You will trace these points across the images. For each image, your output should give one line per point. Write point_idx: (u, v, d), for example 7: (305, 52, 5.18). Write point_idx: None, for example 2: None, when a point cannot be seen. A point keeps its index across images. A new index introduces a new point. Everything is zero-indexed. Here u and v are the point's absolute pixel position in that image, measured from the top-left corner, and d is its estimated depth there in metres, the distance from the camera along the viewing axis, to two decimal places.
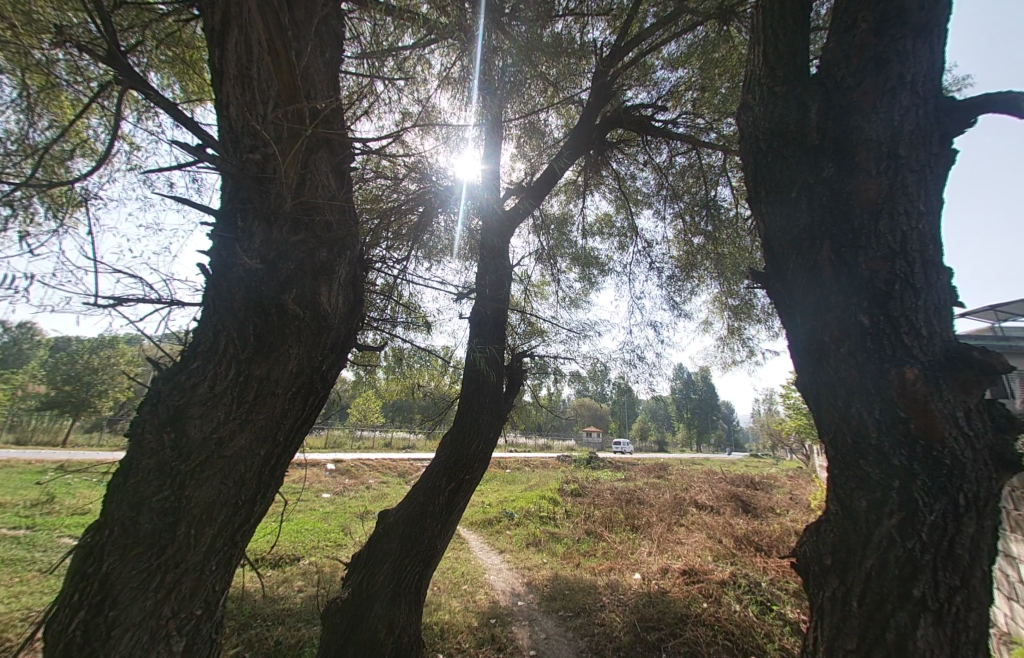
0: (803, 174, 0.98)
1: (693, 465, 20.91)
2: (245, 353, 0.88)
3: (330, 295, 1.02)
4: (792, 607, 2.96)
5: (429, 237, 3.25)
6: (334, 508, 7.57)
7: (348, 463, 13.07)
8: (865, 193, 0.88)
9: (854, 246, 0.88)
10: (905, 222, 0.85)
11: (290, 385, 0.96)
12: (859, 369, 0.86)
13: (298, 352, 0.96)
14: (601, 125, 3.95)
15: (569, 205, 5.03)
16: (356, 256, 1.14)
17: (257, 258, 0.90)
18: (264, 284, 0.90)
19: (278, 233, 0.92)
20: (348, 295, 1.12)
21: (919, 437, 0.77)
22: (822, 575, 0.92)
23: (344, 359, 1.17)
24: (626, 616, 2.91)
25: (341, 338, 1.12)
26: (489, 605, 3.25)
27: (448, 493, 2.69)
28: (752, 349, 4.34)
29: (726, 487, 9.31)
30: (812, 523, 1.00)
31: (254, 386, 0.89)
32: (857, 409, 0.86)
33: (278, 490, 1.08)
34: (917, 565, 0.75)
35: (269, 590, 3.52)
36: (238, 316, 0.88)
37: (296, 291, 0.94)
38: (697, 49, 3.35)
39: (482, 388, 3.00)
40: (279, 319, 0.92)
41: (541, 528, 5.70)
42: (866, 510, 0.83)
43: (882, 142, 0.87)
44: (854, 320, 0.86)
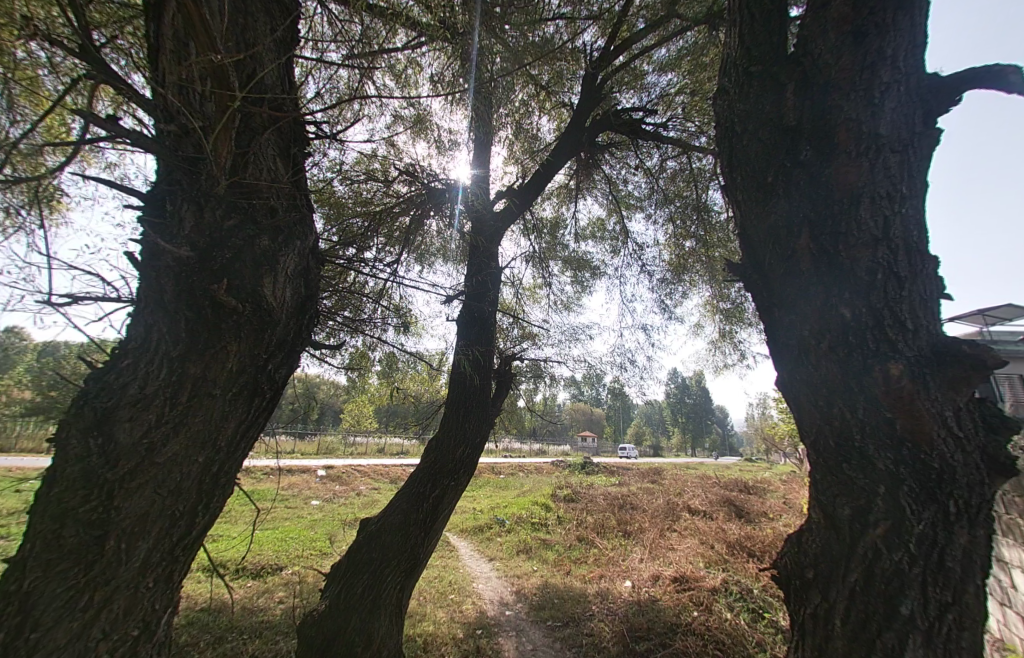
0: (779, 158, 0.94)
1: (689, 468, 20.90)
2: (178, 350, 0.84)
3: (275, 289, 0.98)
4: (784, 614, 2.91)
5: (421, 241, 3.18)
6: (323, 515, 7.41)
7: (340, 469, 12.87)
8: (844, 176, 0.84)
9: (834, 235, 0.84)
10: (888, 206, 0.81)
11: (230, 384, 0.91)
12: (842, 365, 0.81)
13: (239, 349, 0.91)
14: (591, 128, 3.94)
15: (561, 209, 5.00)
16: (306, 251, 1.11)
17: (188, 248, 0.86)
18: (197, 277, 0.86)
19: (211, 219, 0.89)
20: (299, 292, 1.08)
21: (905, 439, 0.73)
22: (804, 589, 0.87)
23: (294, 359, 1.11)
24: (615, 625, 2.84)
25: (291, 335, 1.07)
26: (476, 615, 3.16)
27: (433, 500, 2.60)
28: (744, 353, 4.33)
29: (720, 492, 9.28)
30: (794, 533, 0.94)
31: (188, 385, 0.84)
32: (841, 407, 0.81)
33: (225, 499, 1.01)
34: (905, 580, 0.70)
35: (248, 602, 3.40)
36: (172, 312, 0.85)
37: (237, 286, 0.90)
38: (686, 54, 3.39)
39: (468, 391, 2.95)
40: (216, 314, 0.88)
41: (533, 535, 5.61)
42: (850, 519, 0.78)
43: (862, 122, 0.83)
44: (836, 314, 0.82)
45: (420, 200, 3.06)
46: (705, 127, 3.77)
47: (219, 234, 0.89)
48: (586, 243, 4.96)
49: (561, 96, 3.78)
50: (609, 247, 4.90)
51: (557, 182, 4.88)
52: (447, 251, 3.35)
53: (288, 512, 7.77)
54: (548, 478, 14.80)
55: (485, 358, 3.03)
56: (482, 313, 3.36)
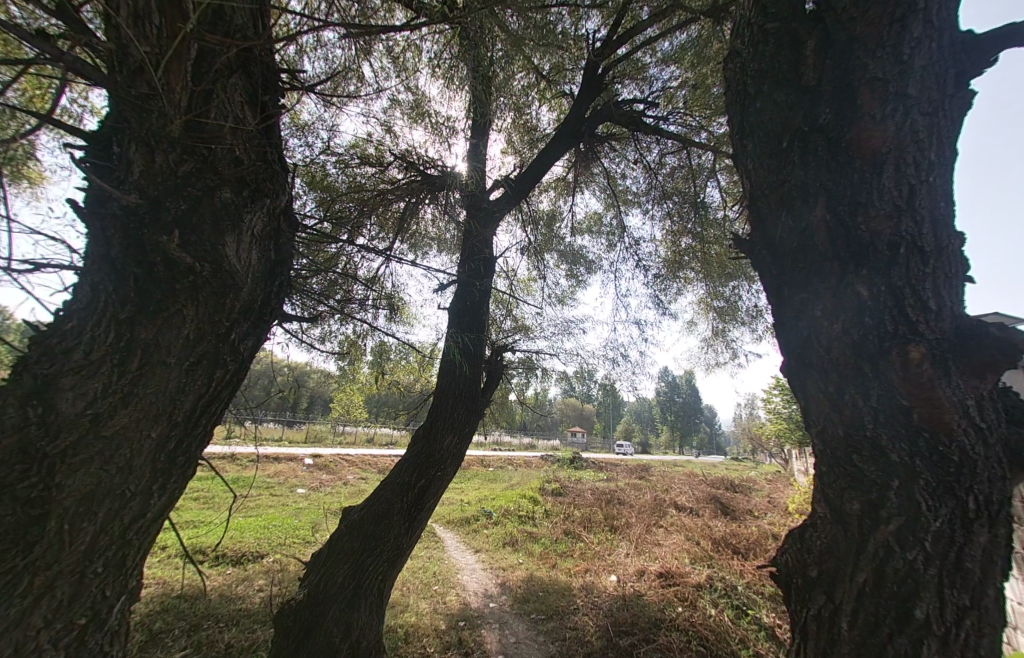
0: (796, 123, 0.89)
1: (676, 466, 21.22)
2: (126, 312, 0.79)
3: (238, 250, 0.93)
4: (768, 612, 2.94)
5: (414, 228, 3.09)
6: (309, 504, 7.34)
7: (328, 458, 12.77)
8: (866, 142, 0.79)
9: (853, 204, 0.79)
10: (914, 174, 0.77)
11: (186, 354, 0.86)
12: (854, 351, 0.77)
13: (197, 314, 0.87)
14: (591, 119, 3.87)
15: (558, 201, 4.94)
16: (276, 212, 1.07)
17: (137, 195, 0.80)
18: (145, 230, 0.81)
19: (164, 162, 0.83)
20: (265, 258, 1.04)
21: (922, 428, 0.69)
22: (807, 589, 0.84)
23: (258, 329, 1.06)
24: (598, 619, 2.83)
25: (255, 303, 1.02)
26: (459, 606, 3.13)
27: (417, 491, 2.55)
28: (735, 352, 4.35)
29: (707, 490, 9.37)
30: (795, 528, 0.91)
31: (138, 352, 0.79)
32: (852, 396, 0.77)
33: (181, 480, 0.96)
34: (920, 581, 0.67)
35: (227, 590, 3.34)
36: (121, 270, 0.80)
37: (193, 246, 0.85)
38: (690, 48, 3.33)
39: (458, 381, 2.90)
40: (172, 274, 0.83)
41: (520, 528, 5.61)
42: (860, 514, 0.74)
43: (888, 81, 0.78)
44: (852, 292, 0.78)
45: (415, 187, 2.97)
46: (706, 123, 3.74)
47: (172, 182, 0.83)
48: (582, 237, 4.91)
49: (563, 85, 3.69)
50: (606, 241, 4.86)
51: (555, 174, 4.81)
52: (441, 239, 3.33)
53: (272, 499, 7.67)
54: (537, 471, 14.92)
55: (476, 347, 2.98)
56: (474, 302, 3.31)
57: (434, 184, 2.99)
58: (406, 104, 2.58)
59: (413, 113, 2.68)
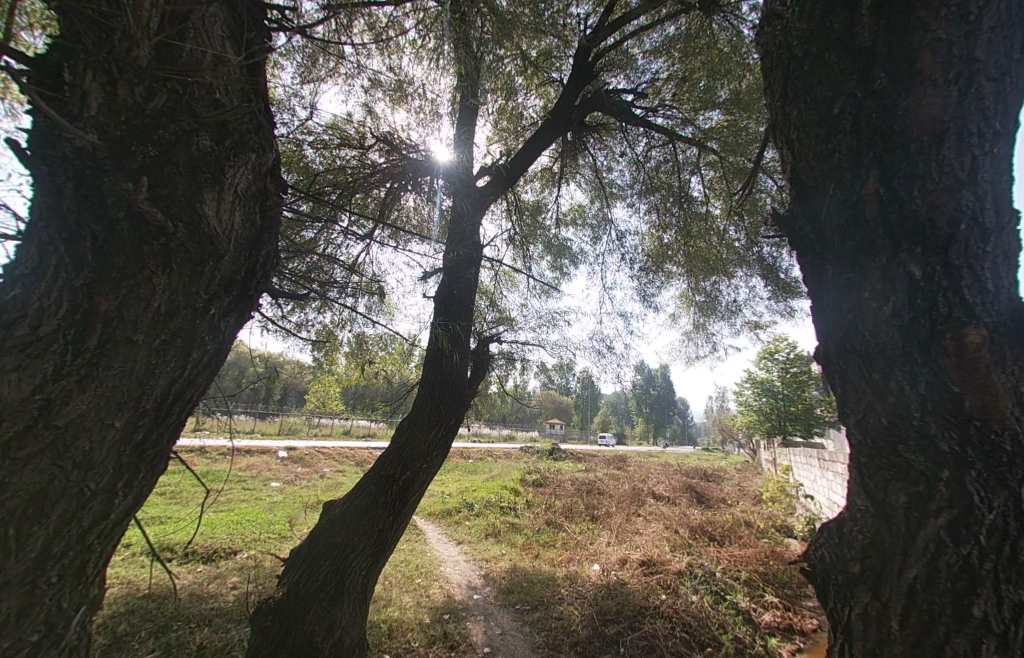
0: (849, 88, 0.86)
1: (650, 456, 21.84)
2: (83, 279, 0.71)
3: (218, 211, 0.85)
4: (744, 596, 3.20)
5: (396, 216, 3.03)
6: (282, 497, 7.09)
7: (302, 451, 12.40)
8: (927, 110, 0.76)
9: (910, 176, 0.77)
10: (978, 146, 0.75)
11: (157, 330, 0.79)
12: (903, 332, 0.77)
13: (167, 285, 0.79)
14: (580, 108, 3.77)
15: (543, 193, 4.88)
16: (263, 170, 1.00)
17: (94, 134, 0.71)
18: (104, 179, 0.71)
19: (128, 97, 0.73)
20: (250, 224, 0.98)
21: (972, 416, 0.67)
22: (847, 586, 0.86)
23: (235, 304, 0.98)
24: (584, 608, 2.85)
25: (231, 273, 0.93)
26: (443, 599, 3.09)
27: (403, 483, 2.47)
28: (715, 345, 4.46)
29: (681, 479, 9.66)
30: (834, 527, 0.93)
31: (98, 329, 0.71)
32: (899, 376, 0.78)
33: (150, 476, 0.88)
34: (976, 577, 0.64)
35: (198, 588, 3.17)
36: (77, 229, 0.71)
37: (165, 203, 0.77)
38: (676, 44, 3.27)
39: (445, 370, 2.81)
40: (144, 235, 0.75)
41: (501, 519, 5.61)
42: (907, 507, 0.75)
43: (953, 43, 0.74)
44: (903, 270, 0.77)
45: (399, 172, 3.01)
46: (693, 117, 3.78)
47: (138, 124, 0.74)
48: (567, 229, 4.88)
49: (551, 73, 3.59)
50: (590, 234, 4.85)
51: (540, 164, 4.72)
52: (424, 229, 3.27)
53: (243, 494, 7.36)
54: (515, 463, 15.00)
55: (463, 335, 2.91)
56: (459, 291, 3.21)
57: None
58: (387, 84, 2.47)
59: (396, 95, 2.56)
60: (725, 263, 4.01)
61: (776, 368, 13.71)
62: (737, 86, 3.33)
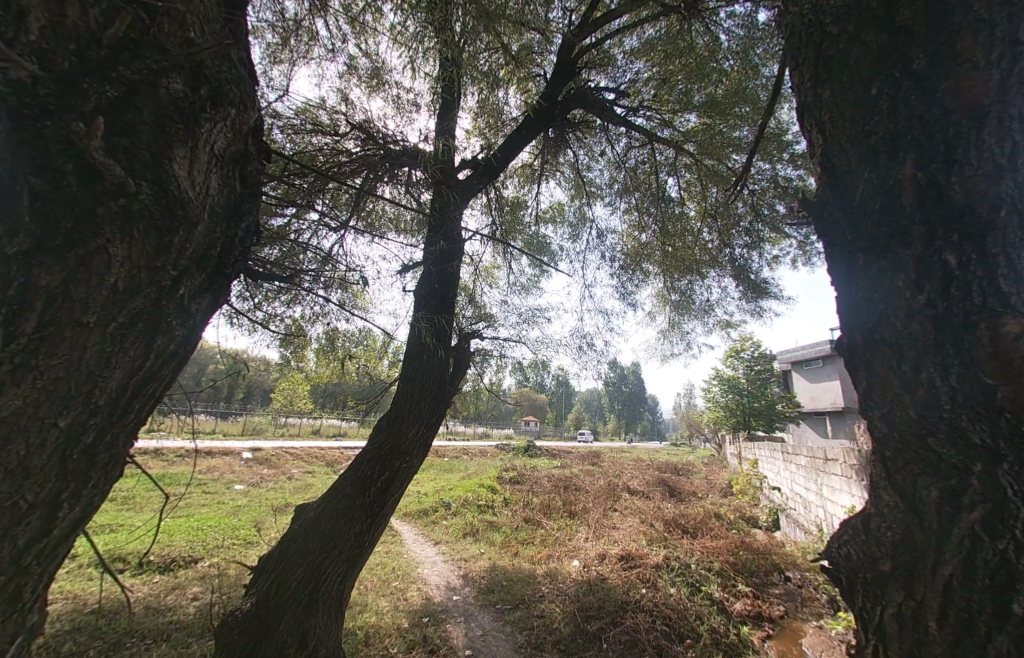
0: (888, 69, 0.80)
1: (623, 452, 22.47)
2: (16, 246, 0.59)
3: (189, 171, 0.78)
4: (718, 588, 3.34)
5: (370, 208, 2.82)
6: (246, 501, 6.71)
7: (268, 451, 11.84)
8: (964, 92, 0.71)
9: (949, 161, 0.71)
10: (1018, 130, 0.68)
11: (112, 312, 0.70)
12: (938, 324, 0.71)
13: (126, 257, 0.70)
14: (564, 103, 3.79)
15: (522, 190, 4.82)
16: (240, 128, 0.95)
17: (35, 62, 0.58)
18: (47, 120, 0.59)
19: (79, 20, 0.61)
20: (229, 192, 0.95)
21: (1004, 409, 0.62)
22: (877, 585, 0.79)
23: (200, 277, 0.90)
24: (566, 605, 2.84)
25: (200, 245, 0.88)
26: (421, 601, 3.01)
27: (382, 484, 2.36)
28: (688, 343, 4.60)
29: (653, 474, 9.97)
30: (864, 528, 0.85)
31: (36, 312, 0.60)
32: (930, 372, 0.72)
33: (98, 486, 0.79)
34: (1016, 573, 0.57)
35: (154, 600, 2.93)
36: (7, 180, 0.58)
37: (124, 157, 0.67)
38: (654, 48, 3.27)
39: (427, 365, 2.72)
40: (94, 195, 0.65)
41: (479, 517, 5.56)
42: (939, 501, 0.68)
43: (995, 25, 0.70)
44: (936, 260, 0.71)
45: (375, 162, 2.72)
46: (671, 118, 3.84)
47: (91, 56, 0.63)
48: (546, 226, 4.86)
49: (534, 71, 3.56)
50: (570, 232, 4.86)
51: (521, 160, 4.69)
52: (399, 221, 3.13)
53: (203, 497, 6.93)
54: (492, 460, 15.02)
55: (445, 330, 2.84)
56: (439, 286, 3.17)
57: (395, 159, 2.78)
58: (363, 69, 2.50)
59: (371, 83, 2.64)
60: (703, 262, 4.10)
61: (741, 367, 14.43)
62: (713, 91, 3.40)
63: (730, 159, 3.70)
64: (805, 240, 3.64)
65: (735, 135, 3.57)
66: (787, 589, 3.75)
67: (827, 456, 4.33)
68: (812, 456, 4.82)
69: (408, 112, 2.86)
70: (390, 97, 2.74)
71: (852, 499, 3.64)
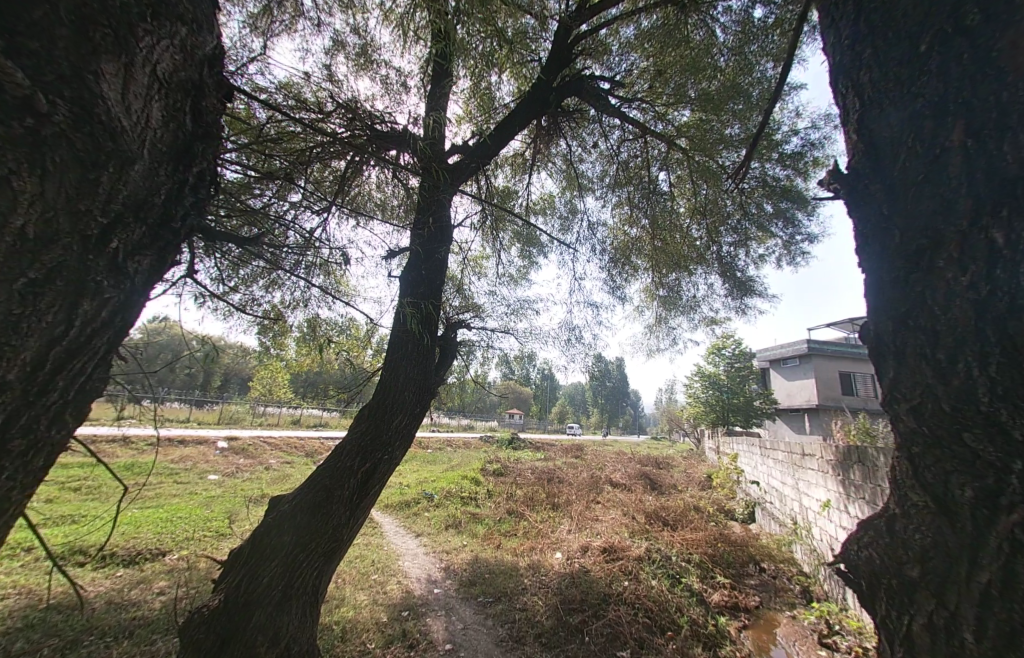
0: (941, 26, 0.74)
1: (605, 445, 22.82)
2: None
3: (121, 93, 0.71)
4: (697, 579, 3.40)
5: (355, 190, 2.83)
6: (220, 492, 6.49)
7: (246, 440, 11.51)
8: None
9: (1002, 129, 0.64)
10: None
11: (20, 265, 0.61)
12: (979, 309, 0.64)
13: (39, 187, 0.61)
14: (559, 91, 3.69)
15: (513, 180, 4.72)
16: (188, 55, 0.89)
17: None
18: None
19: None
20: (178, 130, 0.89)
21: None
22: (903, 592, 0.73)
23: (139, 227, 0.83)
24: (548, 598, 2.83)
25: (139, 186, 0.80)
26: (401, 595, 2.94)
27: (362, 475, 2.28)
28: (675, 339, 4.62)
29: (635, 467, 10.15)
30: (895, 533, 0.78)
31: None
32: (968, 361, 0.65)
33: (18, 470, 0.72)
34: None
35: (116, 596, 2.78)
36: None
37: (31, 63, 0.60)
38: (650, 40, 3.22)
39: (412, 354, 2.63)
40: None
41: (462, 509, 5.52)
42: (973, 502, 0.62)
43: None
44: (981, 238, 0.64)
45: (360, 146, 2.41)
46: (665, 113, 3.79)
47: None
48: (536, 218, 4.79)
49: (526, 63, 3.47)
50: (560, 224, 4.79)
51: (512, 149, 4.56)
52: (386, 207, 3.01)
53: (175, 488, 6.68)
54: (476, 452, 15.02)
55: (431, 318, 2.75)
56: (426, 271, 3.07)
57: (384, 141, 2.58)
58: (350, 46, 2.56)
59: (358, 60, 2.59)
60: (692, 257, 4.08)
61: (722, 364, 14.86)
62: (706, 86, 3.35)
63: (723, 156, 3.68)
64: (790, 239, 3.66)
65: (727, 131, 3.56)
66: (763, 580, 3.85)
67: (804, 452, 4.45)
68: (789, 451, 4.95)
69: (398, 90, 2.71)
70: (379, 76, 2.68)
71: (827, 493, 3.74)
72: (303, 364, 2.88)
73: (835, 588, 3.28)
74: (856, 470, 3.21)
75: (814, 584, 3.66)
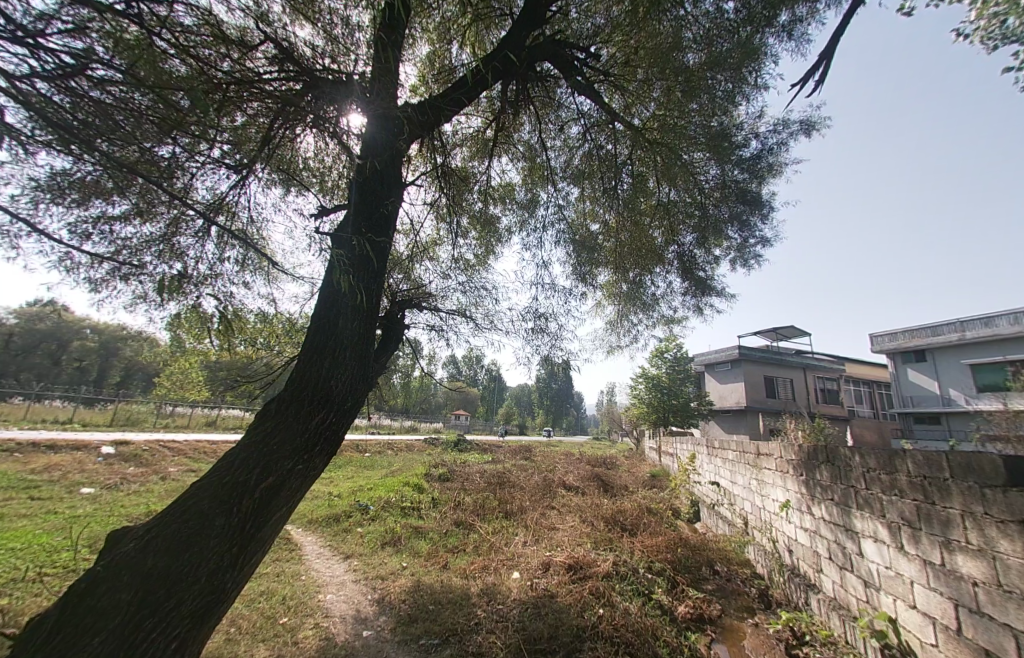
0: None
1: (553, 446, 22.82)
2: None
3: None
4: (667, 594, 3.15)
5: (290, 156, 2.54)
6: (88, 510, 5.11)
7: (139, 445, 9.54)
8: None
9: None
10: None
11: None
12: None
13: None
14: (531, 52, 3.08)
15: (472, 163, 4.13)
16: None
17: None
18: None
19: None
20: None
21: None
22: None
23: None
24: (506, 636, 2.35)
25: None
26: (318, 646, 2.27)
27: (263, 492, 1.62)
28: (636, 335, 4.40)
29: (586, 469, 9.98)
30: None
31: None
32: None
33: None
34: None
35: None
36: None
37: None
38: (618, 26, 2.96)
39: (340, 331, 2.00)
40: None
41: (402, 522, 4.82)
42: None
43: None
44: None
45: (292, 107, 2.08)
46: (633, 106, 3.46)
47: None
48: (494, 205, 4.19)
49: (488, 34, 3.05)
50: (520, 216, 4.33)
51: (471, 127, 4.04)
52: (326, 177, 2.98)
53: (29, 505, 5.21)
54: (421, 456, 14.01)
55: (373, 282, 2.21)
56: (366, 228, 2.22)
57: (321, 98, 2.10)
58: None
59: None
60: (652, 255, 3.78)
61: (665, 366, 15.67)
62: (670, 85, 3.05)
63: (685, 154, 3.29)
64: (744, 243, 3.51)
65: (688, 127, 3.19)
66: (720, 584, 3.70)
67: (758, 452, 4.44)
68: (742, 452, 4.96)
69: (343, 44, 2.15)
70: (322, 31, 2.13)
71: (786, 494, 3.71)
72: (225, 354, 2.56)
73: (797, 592, 3.21)
74: (821, 470, 3.16)
75: (772, 588, 3.59)
